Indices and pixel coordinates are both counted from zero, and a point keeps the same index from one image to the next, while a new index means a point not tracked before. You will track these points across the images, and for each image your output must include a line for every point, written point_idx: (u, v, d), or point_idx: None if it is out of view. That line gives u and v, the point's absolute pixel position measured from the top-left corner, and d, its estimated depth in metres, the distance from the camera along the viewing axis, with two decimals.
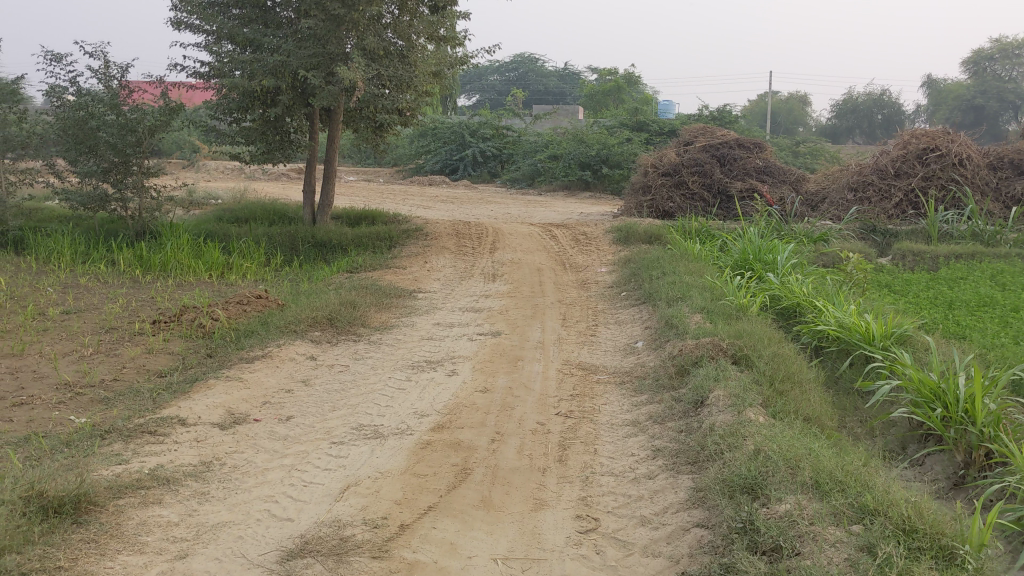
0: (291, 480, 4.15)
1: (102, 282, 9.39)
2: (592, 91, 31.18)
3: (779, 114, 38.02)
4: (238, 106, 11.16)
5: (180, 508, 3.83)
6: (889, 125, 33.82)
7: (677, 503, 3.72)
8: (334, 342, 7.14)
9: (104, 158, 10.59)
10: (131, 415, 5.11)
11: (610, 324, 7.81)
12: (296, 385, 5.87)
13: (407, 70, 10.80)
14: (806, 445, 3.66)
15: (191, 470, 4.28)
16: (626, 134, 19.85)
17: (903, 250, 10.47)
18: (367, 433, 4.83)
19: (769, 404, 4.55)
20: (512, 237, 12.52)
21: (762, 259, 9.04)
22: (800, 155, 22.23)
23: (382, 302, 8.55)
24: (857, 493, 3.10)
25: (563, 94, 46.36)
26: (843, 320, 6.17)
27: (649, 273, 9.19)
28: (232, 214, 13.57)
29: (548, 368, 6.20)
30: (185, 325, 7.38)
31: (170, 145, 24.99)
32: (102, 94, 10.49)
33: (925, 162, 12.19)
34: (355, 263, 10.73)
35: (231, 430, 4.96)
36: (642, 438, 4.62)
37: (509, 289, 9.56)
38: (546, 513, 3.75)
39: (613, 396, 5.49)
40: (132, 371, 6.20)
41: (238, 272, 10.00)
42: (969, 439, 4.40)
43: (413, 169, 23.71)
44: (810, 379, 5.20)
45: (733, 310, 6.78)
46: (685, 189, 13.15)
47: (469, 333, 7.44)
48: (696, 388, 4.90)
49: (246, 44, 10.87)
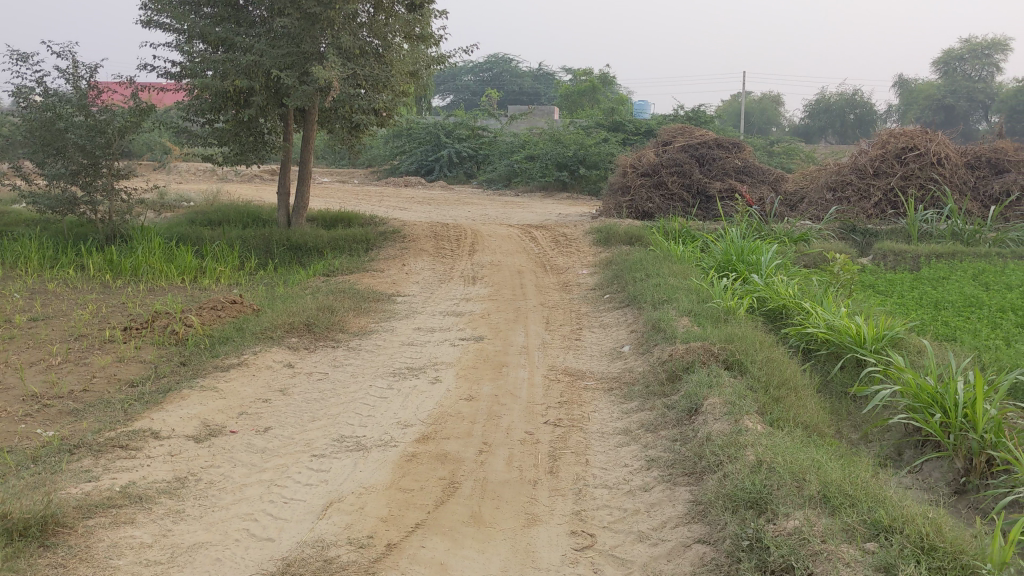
0: (270, 497, 3.95)
1: (71, 288, 9.12)
2: (567, 91, 31.02)
3: (752, 115, 38.09)
4: (211, 106, 10.94)
5: (153, 529, 3.63)
6: (862, 125, 33.86)
7: (676, 517, 3.57)
8: (312, 348, 6.94)
9: (73, 160, 10.29)
10: (101, 428, 4.89)
11: (594, 328, 7.65)
12: (273, 395, 5.67)
13: (383, 70, 10.61)
14: (809, 456, 3.53)
15: (165, 487, 4.07)
16: (602, 134, 19.75)
17: (883, 250, 10.39)
18: (349, 444, 4.64)
19: (766, 412, 4.41)
20: (491, 239, 12.34)
21: (745, 260, 8.92)
22: (774, 156, 22.18)
23: (361, 307, 8.35)
24: (869, 507, 2.99)
25: (537, 95, 46.18)
26: (833, 322, 6.05)
27: (631, 275, 9.04)
28: (205, 216, 13.29)
29: (534, 374, 6.04)
30: (158, 332, 7.15)
31: (141, 147, 24.57)
32: (71, 95, 10.24)
33: (904, 162, 12.13)
34: (331, 266, 10.52)
35: (207, 442, 4.76)
36: (635, 447, 4.47)
37: (490, 293, 9.38)
38: (539, 530, 3.58)
39: (602, 403, 5.33)
40: (103, 381, 5.97)
41: (212, 276, 9.78)
42: (969, 445, 4.28)
43: (389, 171, 23.48)
44: (804, 385, 5.06)
45: (720, 313, 6.65)
46: (664, 190, 13.02)
47: (451, 338, 7.26)
48: (689, 396, 4.75)
49: (218, 44, 10.63)
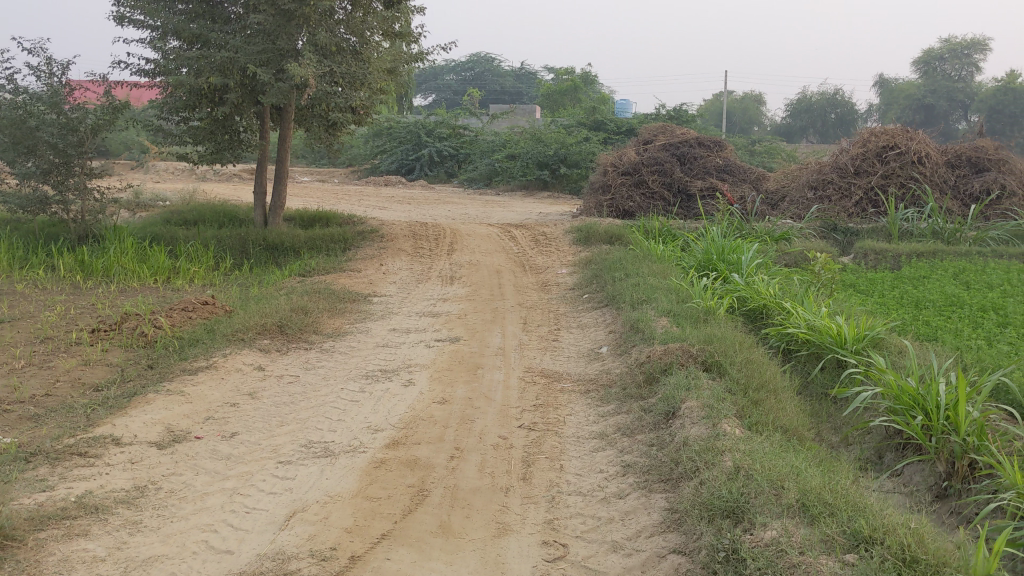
0: (232, 507, 3.81)
1: (40, 289, 8.92)
2: (548, 91, 30.90)
3: (734, 114, 38.12)
4: (185, 104, 10.75)
5: (107, 541, 3.47)
6: (842, 124, 34.06)
7: (651, 526, 3.45)
8: (284, 350, 6.79)
9: (44, 159, 10.07)
10: (61, 435, 4.72)
11: (571, 329, 7.54)
12: (241, 399, 5.51)
13: (360, 68, 10.45)
14: (788, 462, 3.42)
15: (123, 496, 3.92)
16: (583, 133, 19.64)
17: (864, 249, 10.33)
18: (317, 451, 4.50)
19: (745, 415, 4.30)
20: (470, 238, 12.20)
21: (725, 259, 8.83)
22: (755, 155, 22.11)
23: (336, 308, 8.20)
24: (849, 517, 2.88)
25: (519, 94, 46.03)
26: (813, 322, 5.97)
27: (611, 274, 8.93)
28: (180, 216, 13.09)
29: (510, 376, 5.92)
30: (126, 335, 6.98)
31: (118, 146, 24.28)
32: (43, 93, 10.04)
33: (884, 161, 12.08)
34: (307, 267, 10.34)
35: (170, 449, 4.60)
36: (611, 452, 4.35)
37: (467, 293, 9.25)
38: (509, 540, 3.46)
39: (578, 406, 5.22)
40: (66, 385, 5.80)
41: (185, 277, 9.60)
42: (952, 448, 4.18)
43: (369, 170, 23.29)
44: (785, 387, 4.96)
45: (700, 313, 6.55)
46: (644, 189, 12.93)
47: (426, 340, 7.13)
48: (666, 399, 4.64)
49: (192, 41, 10.42)
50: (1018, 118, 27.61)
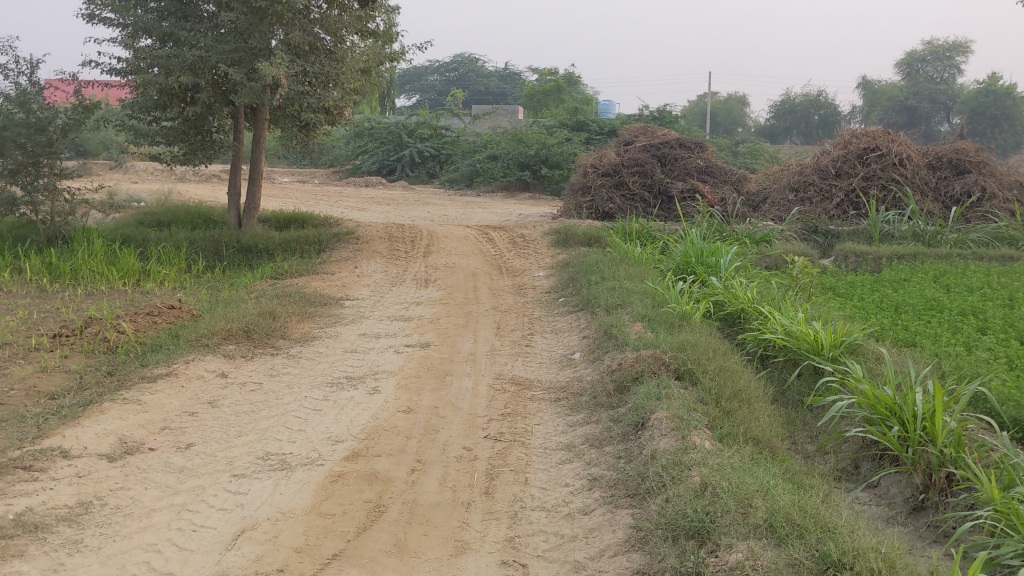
0: (179, 525, 3.64)
1: (5, 292, 8.68)
2: (532, 91, 30.71)
3: (718, 115, 38.04)
4: (155, 104, 10.49)
5: (43, 562, 3.29)
6: (825, 126, 34.12)
7: (615, 545, 3.30)
8: (249, 357, 6.61)
9: (11, 159, 9.80)
10: (7, 447, 4.52)
11: (545, 334, 7.39)
12: (200, 408, 5.33)
13: (334, 67, 10.27)
14: (757, 478, 3.27)
15: (65, 513, 3.73)
16: (565, 134, 19.49)
17: (845, 251, 10.22)
18: (273, 463, 4.33)
19: (717, 425, 4.17)
20: (447, 240, 12.03)
21: (704, 262, 8.70)
22: (739, 156, 22.06)
23: (306, 312, 8.00)
24: (818, 538, 2.74)
25: (503, 94, 45.78)
26: (790, 328, 5.86)
27: (587, 277, 8.79)
28: (153, 217, 12.85)
29: (479, 384, 5.76)
30: (88, 340, 6.77)
31: (96, 146, 23.91)
32: (11, 92, 9.79)
33: (866, 162, 12.00)
34: (280, 269, 10.13)
35: (120, 462, 4.41)
36: (578, 465, 4.21)
37: (442, 296, 9.09)
38: (467, 560, 3.30)
39: (547, 415, 5.07)
40: (20, 394, 5.59)
41: (156, 280, 9.36)
42: (928, 460, 4.05)
43: (350, 171, 23.08)
44: (759, 395, 4.82)
45: (675, 318, 6.42)
46: (625, 190, 12.79)
47: (396, 345, 6.96)
48: (636, 409, 4.49)
49: (164, 39, 10.17)
50: (999, 119, 27.59)
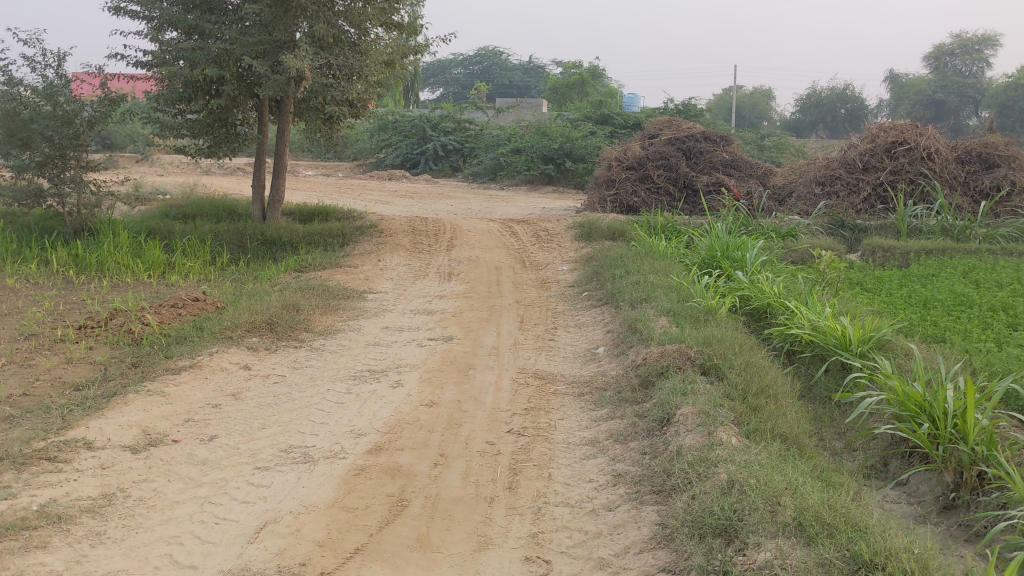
0: (202, 517, 3.63)
1: (32, 283, 8.73)
2: (556, 84, 30.60)
3: (743, 108, 37.74)
4: (180, 96, 10.48)
5: (66, 554, 3.29)
6: (852, 120, 33.80)
7: (640, 542, 3.25)
8: (273, 349, 6.60)
9: (38, 152, 9.84)
10: (32, 438, 4.54)
11: (569, 328, 7.35)
12: (224, 400, 5.33)
13: (358, 60, 10.24)
14: (785, 475, 3.22)
15: (89, 505, 3.73)
16: (589, 127, 19.39)
17: (872, 246, 10.09)
18: (295, 456, 4.32)
19: (743, 421, 4.11)
20: (470, 233, 12.00)
21: (730, 256, 8.63)
22: (764, 150, 21.90)
23: (329, 305, 8.00)
24: (849, 538, 2.69)
25: (527, 88, 45.69)
26: (817, 323, 5.79)
27: (611, 272, 8.73)
28: (178, 210, 12.90)
29: (502, 378, 5.73)
30: (113, 332, 6.80)
31: (122, 139, 24.04)
32: (39, 85, 9.78)
33: (894, 156, 11.83)
34: (303, 262, 10.15)
35: (144, 453, 4.42)
36: (602, 461, 4.16)
37: (465, 290, 9.06)
38: (489, 555, 3.27)
39: (570, 410, 5.03)
40: (45, 385, 5.62)
41: (180, 272, 9.39)
42: (959, 458, 3.98)
43: (374, 164, 23.10)
44: (786, 391, 4.76)
45: (701, 313, 6.36)
46: (649, 183, 12.70)
47: (419, 338, 6.94)
48: (661, 405, 4.44)
49: (189, 32, 10.17)
50: None
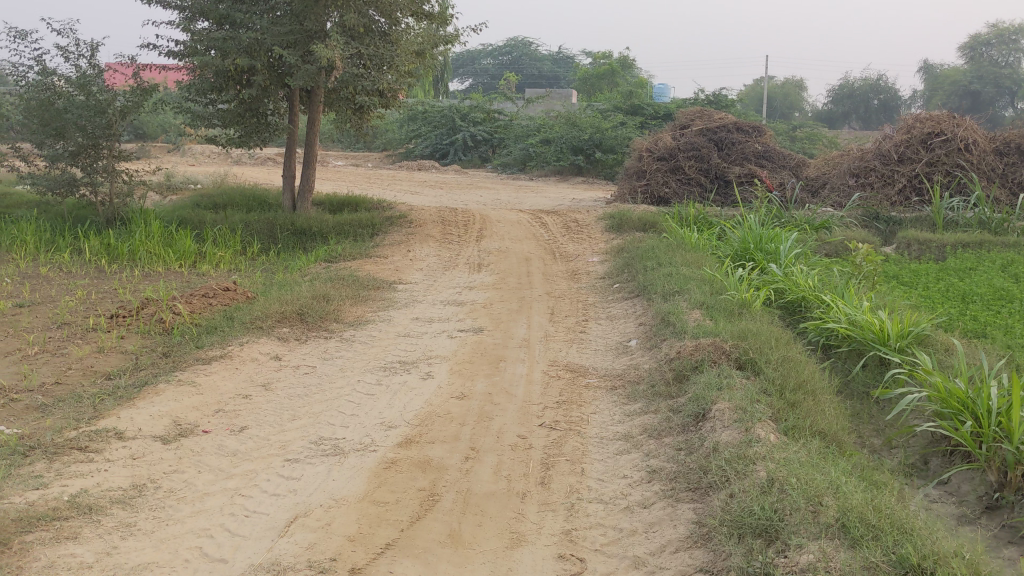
0: (232, 510, 3.60)
1: (65, 272, 8.77)
2: (586, 74, 30.41)
3: (775, 99, 37.35)
4: (212, 86, 10.45)
5: (97, 545, 3.27)
6: (885, 111, 33.35)
7: (676, 541, 3.18)
8: (303, 339, 6.58)
9: (71, 141, 9.87)
10: (63, 428, 4.54)
11: (600, 320, 7.27)
12: (254, 391, 5.32)
13: (389, 49, 10.20)
14: (826, 474, 3.13)
15: (119, 496, 3.71)
16: (619, 118, 19.23)
17: (907, 239, 9.92)
18: (326, 448, 4.29)
19: (781, 418, 4.02)
20: (500, 224, 11.93)
21: (763, 248, 8.51)
22: (796, 141, 21.64)
23: (359, 295, 7.97)
24: (895, 541, 2.60)
25: (556, 79, 45.52)
26: (855, 317, 5.68)
27: (643, 263, 8.63)
28: (209, 199, 12.94)
29: (533, 370, 5.67)
30: (144, 321, 6.81)
31: (154, 128, 24.18)
32: (72, 75, 9.84)
33: (930, 147, 11.63)
34: (334, 252, 10.14)
35: (174, 444, 4.40)
36: (636, 456, 4.09)
37: (495, 281, 8.99)
38: (523, 552, 3.21)
39: (603, 403, 4.96)
40: (77, 374, 5.63)
41: (211, 262, 9.40)
42: (1004, 457, 3.87)
43: (404, 154, 23.08)
44: (824, 387, 4.66)
45: (735, 306, 6.26)
46: (680, 174, 12.57)
47: (449, 330, 6.89)
48: (696, 400, 4.35)
49: (221, 22, 10.14)
50: None
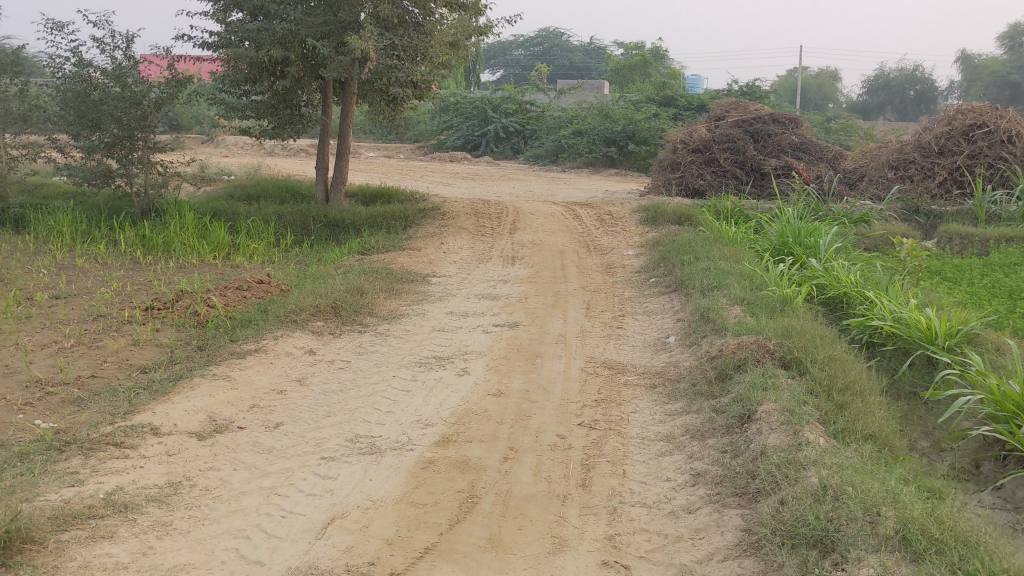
0: (269, 509, 3.54)
1: (101, 264, 8.79)
2: (618, 65, 30.15)
3: (809, 90, 36.85)
4: (246, 78, 10.42)
5: (132, 545, 3.22)
6: (921, 102, 32.79)
7: (725, 549, 3.08)
8: (337, 333, 6.52)
9: (107, 133, 9.90)
10: (99, 422, 4.51)
11: (637, 315, 7.15)
12: (289, 386, 5.27)
13: (423, 41, 10.12)
14: (882, 482, 3.01)
15: (155, 494, 3.67)
16: (652, 109, 19.04)
17: (949, 233, 9.70)
18: (362, 446, 4.22)
19: (829, 421, 3.90)
20: (533, 217, 11.82)
21: (802, 242, 8.33)
22: (831, 133, 21.32)
23: (393, 288, 7.91)
24: (960, 557, 2.49)
25: (587, 69, 45.25)
26: (900, 315, 5.53)
27: (680, 257, 8.50)
28: (243, 191, 12.96)
29: (570, 367, 5.57)
30: (179, 313, 6.78)
31: (188, 119, 24.29)
32: (108, 67, 9.83)
33: (972, 139, 11.31)
34: (367, 244, 10.08)
35: (210, 440, 4.36)
36: (679, 458, 3.99)
37: (529, 274, 8.90)
38: (565, 558, 3.12)
39: (643, 402, 4.86)
40: (113, 367, 5.60)
41: (245, 253, 9.38)
42: None
43: (435, 146, 23.02)
44: (872, 388, 4.53)
45: (776, 303, 6.12)
46: (716, 166, 12.39)
47: (484, 324, 6.81)
48: (740, 400, 4.24)
49: (255, 13, 10.10)
50: None
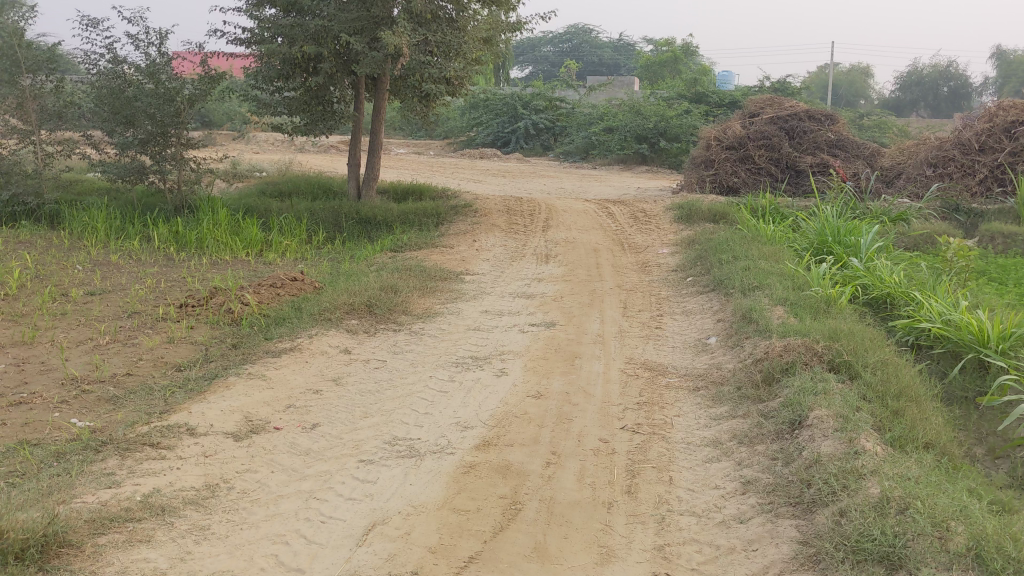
0: (308, 514, 3.47)
1: (135, 260, 8.78)
2: (648, 62, 29.86)
3: (840, 86, 36.41)
4: (279, 74, 10.38)
5: (170, 550, 3.15)
6: (955, 99, 32.31)
7: (781, 562, 2.96)
8: (372, 332, 6.44)
9: (141, 129, 9.88)
10: (136, 422, 4.46)
11: (676, 315, 7.01)
12: (325, 385, 5.19)
13: (456, 36, 10.02)
14: (949, 497, 2.88)
15: (193, 497, 3.61)
16: (684, 106, 18.85)
17: (992, 232, 9.48)
18: (401, 449, 4.13)
19: (884, 428, 3.77)
20: (566, 214, 11.70)
21: (842, 241, 8.15)
22: (865, 129, 21.02)
23: (427, 286, 7.82)
24: None
25: (616, 66, 45.06)
26: (950, 317, 5.35)
27: (717, 256, 8.35)
28: (275, 187, 12.93)
29: (610, 368, 5.45)
30: (213, 311, 6.74)
31: (219, 116, 24.36)
32: (142, 63, 9.83)
33: (1014, 136, 11.02)
34: (400, 242, 10.01)
35: (246, 441, 4.29)
36: (728, 465, 3.86)
37: (564, 273, 8.79)
38: (614, 570, 3.02)
39: (686, 406, 4.73)
40: (148, 365, 5.56)
41: (278, 250, 9.34)
42: None
43: (465, 143, 22.92)
44: (925, 393, 4.37)
45: (820, 303, 5.97)
46: (750, 164, 12.21)
47: (520, 324, 6.71)
48: (790, 405, 4.11)
49: (288, 9, 10.05)
50: None
